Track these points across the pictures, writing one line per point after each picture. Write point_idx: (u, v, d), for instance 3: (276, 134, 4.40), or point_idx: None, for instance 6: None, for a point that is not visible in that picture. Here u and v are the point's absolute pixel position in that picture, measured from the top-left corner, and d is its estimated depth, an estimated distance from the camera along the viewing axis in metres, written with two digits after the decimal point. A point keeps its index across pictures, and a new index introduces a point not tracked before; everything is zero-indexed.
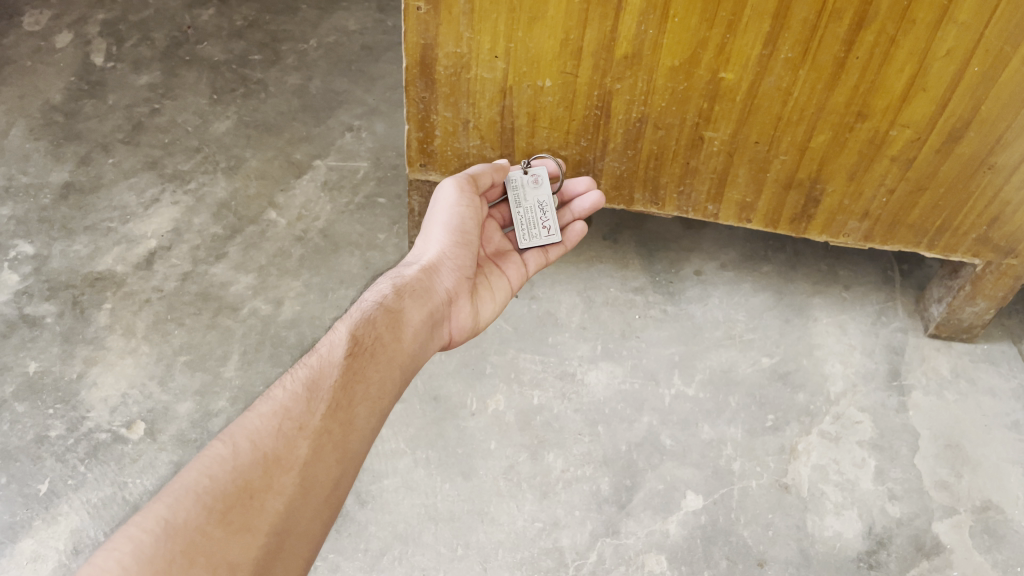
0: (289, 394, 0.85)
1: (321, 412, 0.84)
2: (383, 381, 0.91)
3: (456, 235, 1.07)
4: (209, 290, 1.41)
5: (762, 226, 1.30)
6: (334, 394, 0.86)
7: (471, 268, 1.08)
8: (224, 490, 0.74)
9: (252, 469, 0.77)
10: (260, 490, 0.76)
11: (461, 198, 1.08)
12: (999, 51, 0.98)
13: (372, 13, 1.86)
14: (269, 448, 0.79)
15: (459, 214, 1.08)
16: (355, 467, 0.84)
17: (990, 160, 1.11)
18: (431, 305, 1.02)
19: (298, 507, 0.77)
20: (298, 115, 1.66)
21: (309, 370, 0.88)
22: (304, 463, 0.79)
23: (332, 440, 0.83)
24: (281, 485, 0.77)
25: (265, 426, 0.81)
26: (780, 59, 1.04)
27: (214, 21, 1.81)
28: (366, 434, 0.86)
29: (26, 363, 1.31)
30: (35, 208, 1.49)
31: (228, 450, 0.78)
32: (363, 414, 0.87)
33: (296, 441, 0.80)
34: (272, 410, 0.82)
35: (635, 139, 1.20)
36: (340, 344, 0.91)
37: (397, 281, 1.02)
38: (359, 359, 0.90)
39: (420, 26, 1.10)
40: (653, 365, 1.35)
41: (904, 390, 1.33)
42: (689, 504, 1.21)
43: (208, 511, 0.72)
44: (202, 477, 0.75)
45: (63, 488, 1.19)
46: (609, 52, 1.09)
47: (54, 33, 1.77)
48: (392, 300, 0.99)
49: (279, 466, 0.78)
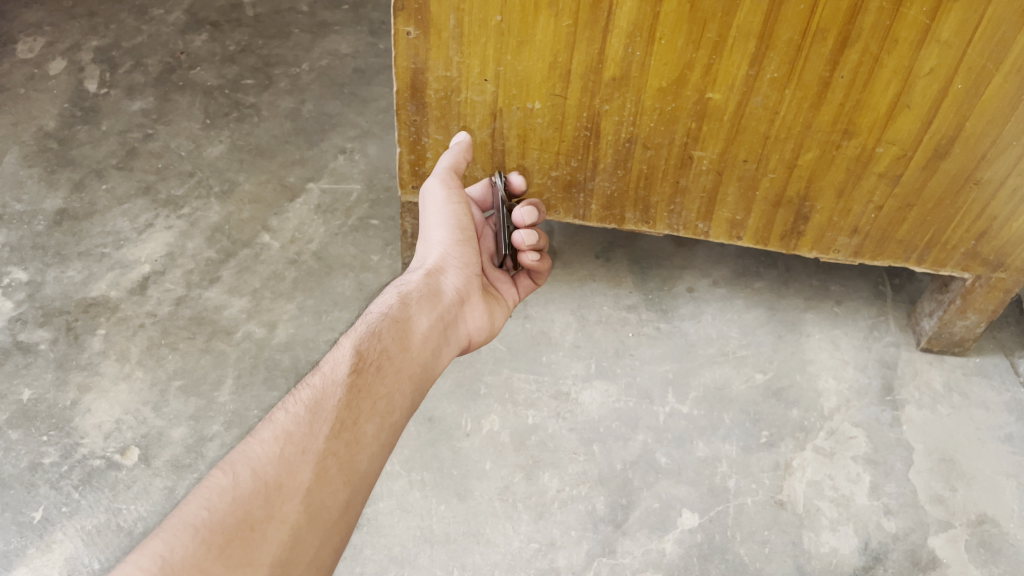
0: (291, 418, 0.84)
1: (325, 434, 0.84)
2: (390, 396, 0.91)
3: (457, 234, 1.09)
4: (202, 315, 1.41)
5: (752, 244, 1.30)
6: (337, 414, 0.86)
7: (477, 267, 1.09)
8: (223, 523, 0.74)
9: (253, 499, 0.77)
10: (261, 521, 0.76)
11: (450, 195, 1.09)
12: (982, 68, 0.99)
13: (364, 36, 1.88)
14: (270, 476, 0.79)
15: (454, 212, 1.09)
16: (364, 488, 0.84)
17: (976, 176, 1.12)
18: (440, 306, 1.02)
19: (303, 534, 0.77)
20: (291, 138, 1.67)
21: (312, 392, 0.87)
22: (307, 490, 0.79)
23: (336, 462, 0.83)
24: (283, 514, 0.77)
25: (268, 452, 0.81)
26: (766, 79, 1.06)
27: (207, 46, 1.83)
28: (373, 452, 0.86)
29: (21, 391, 1.31)
30: (29, 234, 1.50)
31: (228, 480, 0.77)
32: (369, 432, 0.87)
33: (298, 466, 0.80)
34: (274, 436, 0.82)
35: (624, 160, 1.21)
36: (344, 361, 0.91)
37: (407, 287, 1.03)
38: (363, 376, 0.90)
39: (409, 51, 1.12)
40: (647, 383, 1.35)
41: (898, 404, 1.34)
42: (684, 522, 1.21)
43: (207, 546, 0.72)
44: (201, 509, 0.74)
45: (57, 516, 1.19)
46: (597, 75, 1.10)
47: (48, 60, 1.78)
48: (399, 309, 0.99)
49: (281, 494, 0.78)
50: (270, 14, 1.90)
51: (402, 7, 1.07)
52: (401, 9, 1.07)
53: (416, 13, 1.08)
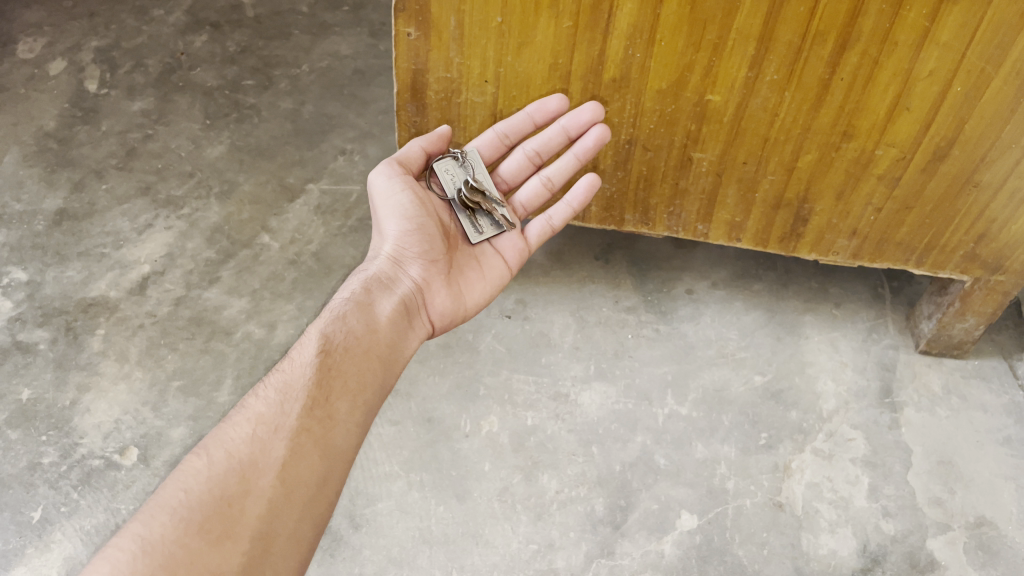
0: (262, 401, 0.88)
1: (297, 412, 0.87)
2: (362, 373, 0.94)
3: (408, 221, 1.05)
4: (201, 315, 1.41)
5: (751, 246, 1.31)
6: (308, 393, 0.89)
7: (438, 252, 1.06)
8: (200, 501, 0.79)
9: (228, 477, 0.81)
10: (237, 497, 0.80)
11: (393, 185, 1.06)
12: (981, 71, 1.00)
13: (365, 38, 1.88)
14: (244, 455, 0.83)
15: (399, 202, 1.06)
16: (343, 461, 0.87)
17: (975, 178, 1.12)
18: (399, 294, 1.02)
19: (280, 507, 0.81)
20: (291, 139, 1.67)
21: (282, 375, 0.91)
22: (280, 465, 0.83)
23: (311, 437, 0.86)
24: (259, 488, 0.81)
25: (241, 435, 0.85)
26: (766, 81, 1.06)
27: (207, 47, 1.83)
28: (349, 427, 0.89)
29: (20, 391, 1.31)
30: (29, 234, 1.50)
31: (203, 462, 0.82)
32: (343, 408, 0.90)
33: (271, 443, 0.84)
34: (246, 419, 0.87)
35: (624, 161, 1.21)
36: (310, 344, 0.94)
37: (364, 276, 1.03)
38: (332, 356, 0.93)
39: (410, 52, 1.13)
40: (646, 384, 1.35)
41: (897, 407, 1.34)
42: (683, 524, 1.21)
43: (185, 524, 0.77)
44: (178, 491, 0.79)
45: (56, 515, 1.19)
46: (597, 77, 1.10)
47: (48, 60, 1.78)
48: (359, 295, 1.01)
49: (255, 470, 0.82)
50: (270, 15, 1.91)
51: (403, 8, 1.08)
52: (402, 10, 1.08)
53: (417, 15, 1.09)
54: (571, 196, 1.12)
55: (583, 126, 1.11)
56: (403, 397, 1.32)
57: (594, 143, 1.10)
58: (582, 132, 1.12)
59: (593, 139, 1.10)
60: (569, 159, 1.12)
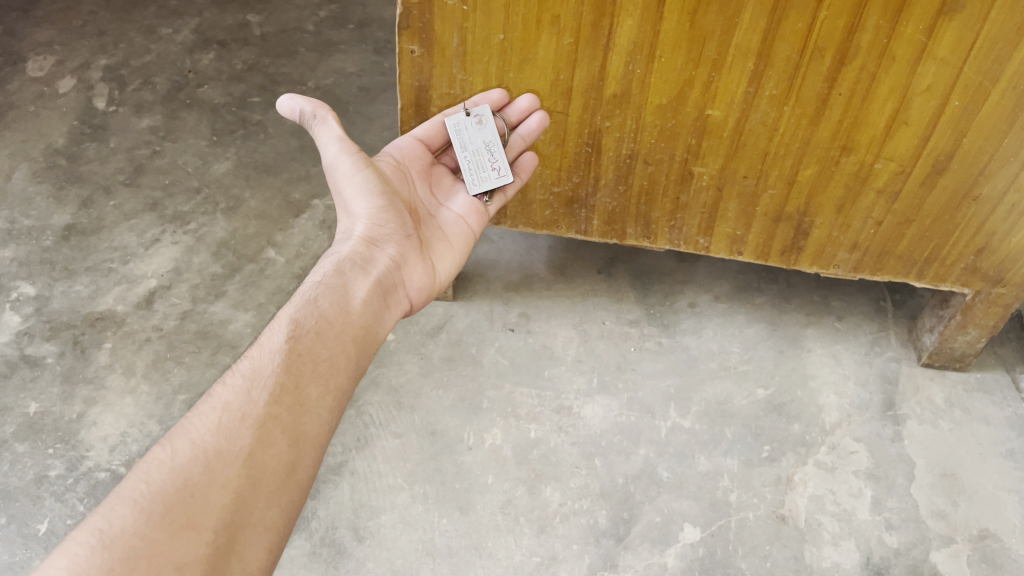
0: (229, 389, 0.87)
1: (265, 400, 0.86)
2: (333, 358, 0.93)
3: (379, 198, 1.06)
4: (208, 329, 1.42)
5: (752, 259, 1.32)
6: (277, 380, 0.88)
7: (410, 228, 1.07)
8: (162, 492, 0.77)
9: (192, 467, 0.79)
10: (201, 486, 0.78)
11: (356, 161, 1.05)
12: (978, 85, 1.01)
13: (369, 55, 1.90)
14: (210, 444, 0.81)
15: (365, 178, 1.05)
16: (314, 447, 0.87)
17: (974, 192, 1.13)
18: (376, 273, 1.02)
19: (247, 497, 0.80)
20: (296, 155, 1.69)
21: (250, 363, 0.90)
22: (247, 454, 0.82)
23: (279, 425, 0.85)
24: (225, 478, 0.80)
25: (206, 424, 0.83)
26: (764, 96, 1.07)
27: (214, 65, 1.85)
28: (319, 412, 0.88)
29: (27, 404, 1.32)
30: (37, 249, 1.51)
31: (166, 453, 0.80)
32: (313, 394, 0.89)
33: (238, 432, 0.83)
34: (212, 408, 0.85)
35: (625, 175, 1.23)
36: (280, 331, 0.93)
37: (337, 259, 1.02)
38: (302, 342, 0.92)
39: (414, 69, 1.15)
40: (649, 398, 1.36)
41: (899, 420, 1.34)
42: (686, 537, 1.21)
43: (147, 515, 0.75)
44: (139, 482, 0.77)
45: (62, 528, 1.20)
46: (598, 92, 1.12)
47: (58, 78, 1.80)
48: (332, 278, 1.00)
49: (220, 459, 0.81)
50: (277, 33, 1.93)
51: (406, 25, 1.10)
52: (405, 28, 1.10)
53: (420, 32, 1.10)
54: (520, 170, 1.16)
55: (522, 114, 1.14)
56: (407, 411, 1.33)
57: (537, 125, 1.13)
58: (522, 119, 1.14)
59: (537, 123, 1.13)
60: (515, 142, 1.15)
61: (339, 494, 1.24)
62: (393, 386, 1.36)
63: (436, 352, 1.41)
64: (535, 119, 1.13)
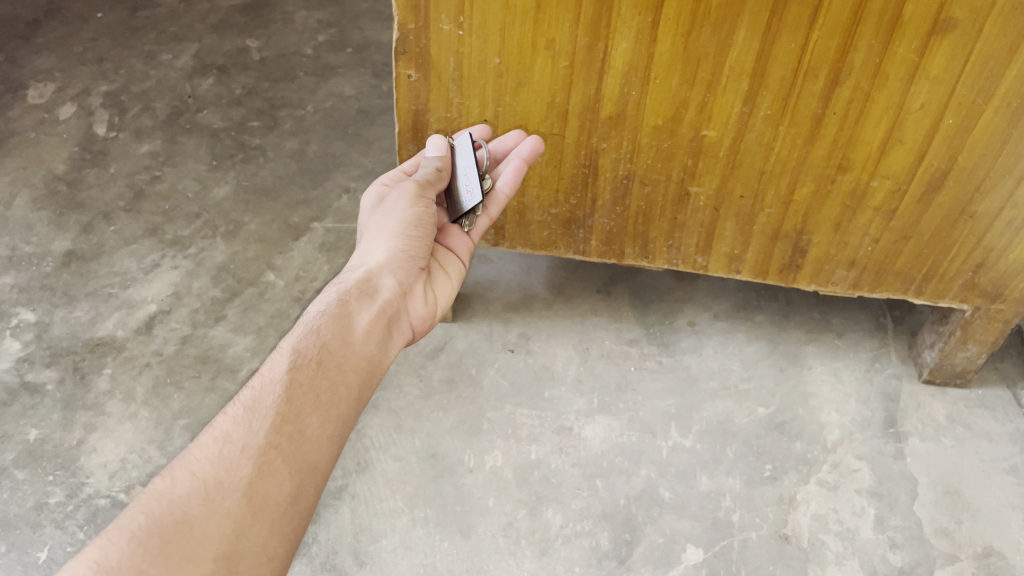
0: (229, 420, 0.86)
1: (265, 430, 0.86)
2: (335, 388, 0.92)
3: (403, 235, 1.06)
4: (207, 353, 1.42)
5: (751, 277, 1.32)
6: (278, 410, 0.87)
7: (422, 262, 1.07)
8: (161, 525, 0.77)
9: (191, 499, 0.79)
10: (200, 518, 0.78)
11: (412, 202, 1.08)
12: (972, 104, 1.01)
13: (367, 78, 1.91)
14: (210, 475, 0.81)
15: (412, 215, 1.08)
16: (315, 475, 0.86)
17: (970, 209, 1.13)
18: (380, 303, 1.01)
19: (247, 527, 0.79)
20: (296, 178, 1.70)
21: (252, 393, 0.89)
22: (247, 484, 0.81)
23: (280, 454, 0.85)
24: (224, 508, 0.79)
25: (206, 455, 0.83)
26: (760, 116, 1.08)
27: (214, 90, 1.86)
28: (320, 442, 0.88)
29: (27, 431, 1.32)
30: (37, 275, 1.52)
31: (166, 484, 0.80)
32: (313, 424, 0.88)
33: (238, 462, 0.82)
34: (213, 439, 0.84)
35: (622, 196, 1.23)
36: (281, 361, 0.92)
37: (342, 287, 1.02)
38: (303, 371, 0.91)
39: (411, 93, 1.16)
40: (650, 417, 1.36)
41: (901, 437, 1.34)
42: (689, 558, 1.20)
43: (144, 548, 0.74)
44: (138, 514, 0.77)
45: (62, 555, 1.19)
46: (594, 114, 1.12)
47: (58, 105, 1.81)
48: (335, 307, 0.98)
49: (220, 490, 0.80)
50: (276, 58, 1.95)
51: (403, 51, 1.10)
52: (402, 53, 1.11)
53: (417, 57, 1.11)
54: (504, 184, 1.12)
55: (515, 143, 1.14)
56: (407, 433, 1.33)
57: (528, 149, 1.11)
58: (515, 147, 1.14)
59: (528, 148, 1.12)
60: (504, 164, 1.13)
61: (339, 519, 1.24)
62: (393, 409, 1.36)
63: (436, 373, 1.41)
64: (525, 143, 1.12)
